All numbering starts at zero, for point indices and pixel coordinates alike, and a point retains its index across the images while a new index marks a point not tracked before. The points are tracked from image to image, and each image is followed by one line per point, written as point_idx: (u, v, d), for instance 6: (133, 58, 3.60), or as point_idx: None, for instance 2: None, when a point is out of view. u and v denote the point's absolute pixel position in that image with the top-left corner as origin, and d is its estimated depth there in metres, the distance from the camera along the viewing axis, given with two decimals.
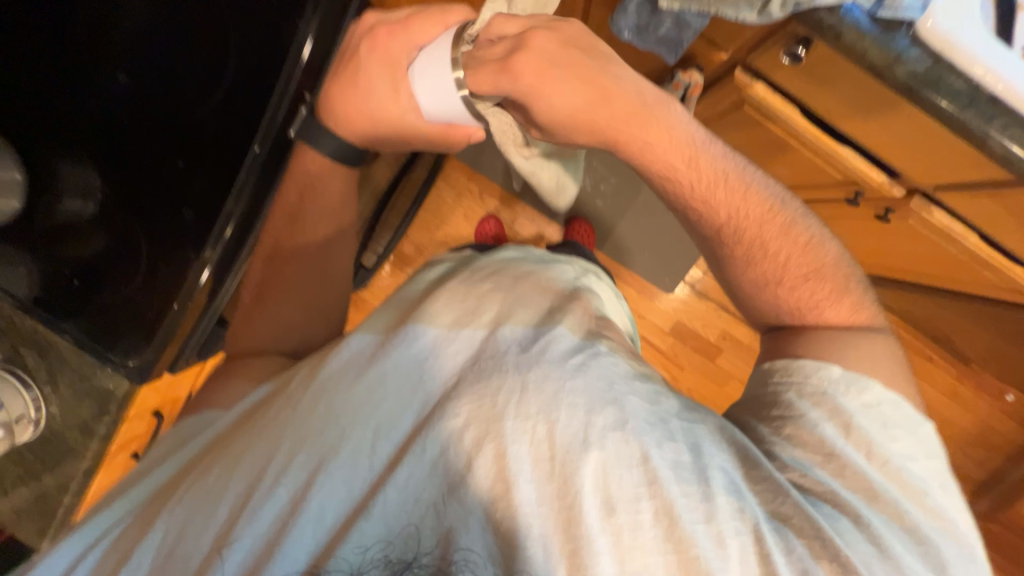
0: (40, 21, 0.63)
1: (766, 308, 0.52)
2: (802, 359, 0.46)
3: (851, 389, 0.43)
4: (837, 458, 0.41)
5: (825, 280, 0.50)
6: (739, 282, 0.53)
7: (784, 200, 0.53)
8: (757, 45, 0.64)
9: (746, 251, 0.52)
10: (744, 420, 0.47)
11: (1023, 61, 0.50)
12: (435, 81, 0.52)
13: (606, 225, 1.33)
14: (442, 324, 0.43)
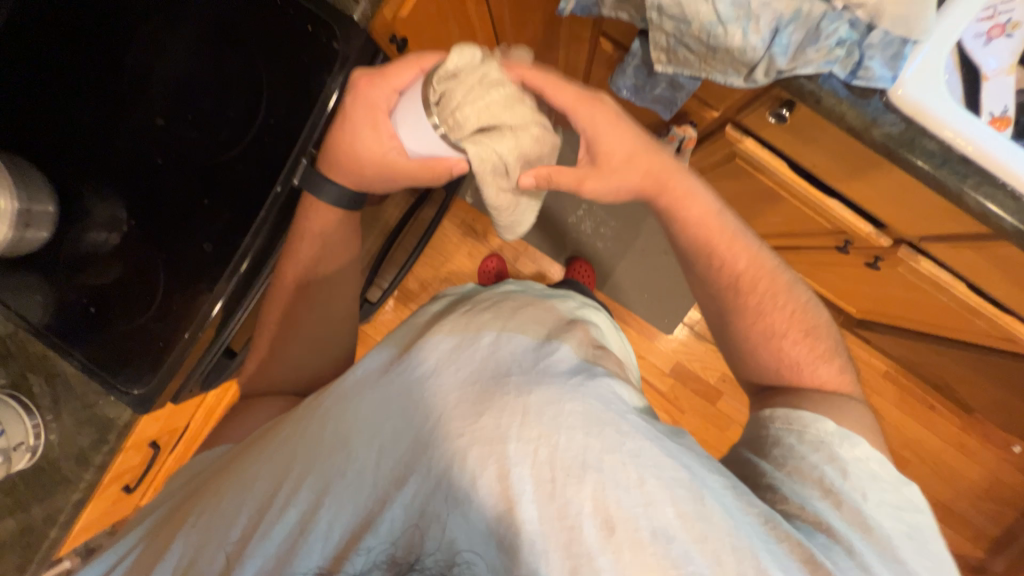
0: (81, 62, 0.67)
1: (770, 357, 0.54)
2: (801, 410, 0.49)
3: (845, 442, 0.45)
4: (834, 495, 0.43)
5: (820, 341, 0.54)
6: (746, 332, 0.56)
7: (781, 269, 0.59)
8: (745, 105, 0.69)
9: (755, 303, 0.56)
10: (747, 457, 0.49)
11: (988, 126, 0.54)
12: (415, 122, 0.49)
13: (606, 266, 1.37)
14: (445, 348, 0.44)
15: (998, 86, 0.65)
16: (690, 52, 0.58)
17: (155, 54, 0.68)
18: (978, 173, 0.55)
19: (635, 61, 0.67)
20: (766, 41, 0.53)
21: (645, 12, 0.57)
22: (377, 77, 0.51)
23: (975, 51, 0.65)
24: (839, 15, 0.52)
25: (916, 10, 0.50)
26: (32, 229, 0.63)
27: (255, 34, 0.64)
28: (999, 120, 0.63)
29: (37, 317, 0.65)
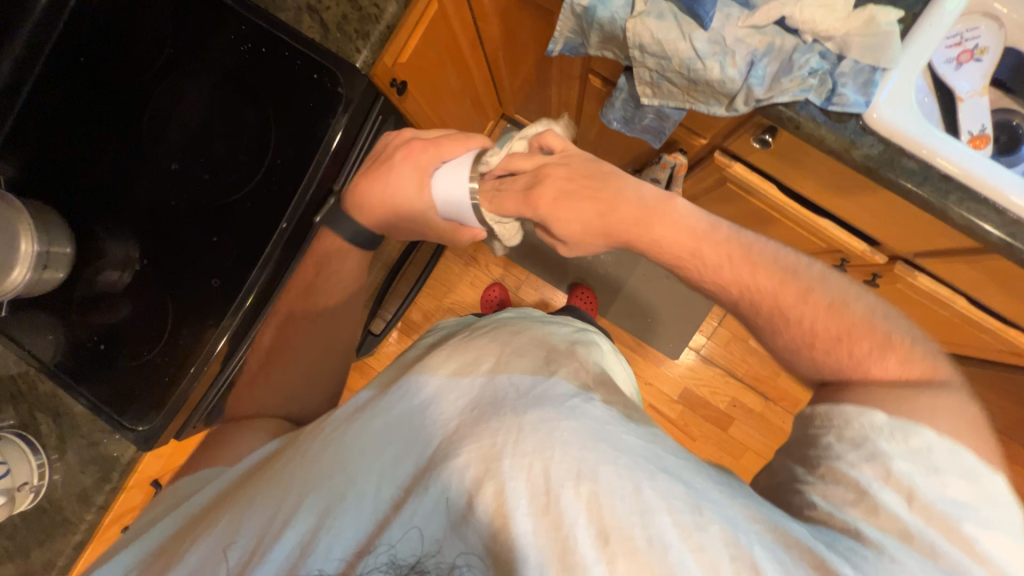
0: (101, 113, 0.70)
1: (811, 370, 0.50)
2: (842, 404, 0.44)
3: (896, 434, 0.40)
4: (870, 498, 0.38)
5: (865, 335, 0.47)
6: (776, 348, 0.53)
7: (799, 266, 0.52)
8: (730, 133, 0.72)
9: (768, 321, 0.52)
10: (783, 461, 0.45)
11: (963, 144, 0.56)
12: (452, 183, 0.67)
13: (608, 292, 1.38)
14: (443, 374, 0.45)
15: (974, 106, 0.68)
16: (673, 85, 0.61)
17: (170, 103, 0.69)
18: (960, 188, 0.56)
19: (622, 95, 0.71)
20: (743, 73, 0.56)
21: (627, 52, 0.61)
22: (429, 146, 0.68)
23: (948, 75, 0.68)
24: (810, 47, 0.55)
25: (882, 40, 0.53)
26: (49, 270, 0.67)
27: (264, 83, 0.68)
28: (977, 139, 0.67)
29: (49, 357, 0.69)
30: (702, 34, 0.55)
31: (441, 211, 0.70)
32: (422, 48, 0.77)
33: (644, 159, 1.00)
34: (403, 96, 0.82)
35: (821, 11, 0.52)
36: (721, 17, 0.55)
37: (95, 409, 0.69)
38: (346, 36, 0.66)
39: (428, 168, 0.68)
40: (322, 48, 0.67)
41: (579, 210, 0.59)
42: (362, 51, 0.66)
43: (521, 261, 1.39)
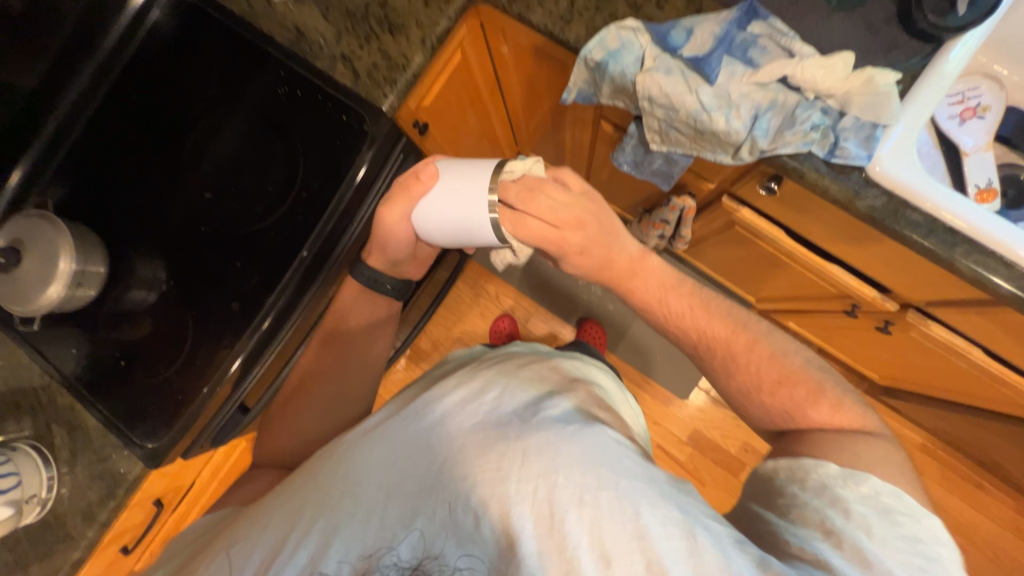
0: (145, 144, 0.76)
1: (758, 412, 0.60)
2: (802, 458, 0.49)
3: (848, 481, 0.45)
4: (836, 534, 0.42)
5: (800, 385, 0.57)
6: (729, 391, 0.62)
7: (748, 321, 0.63)
8: (737, 179, 0.74)
9: (724, 365, 0.61)
10: (755, 512, 0.49)
11: (968, 198, 0.57)
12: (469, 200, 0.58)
13: (618, 328, 1.37)
14: (451, 401, 0.46)
15: (979, 160, 0.69)
16: (681, 134, 0.64)
17: (209, 137, 0.75)
18: (966, 241, 0.57)
19: (632, 142, 0.74)
20: (748, 126, 0.58)
21: (637, 103, 0.64)
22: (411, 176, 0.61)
23: (952, 131, 0.70)
24: (812, 103, 0.57)
25: (881, 99, 0.55)
26: (82, 288, 0.70)
27: (296, 123, 0.73)
28: (983, 192, 0.68)
29: (72, 372, 0.72)
30: (708, 88, 0.58)
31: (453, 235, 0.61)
32: (444, 91, 0.83)
33: (655, 200, 1.03)
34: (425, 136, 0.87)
35: (822, 72, 0.55)
36: (725, 74, 0.59)
37: (109, 425, 0.71)
38: (375, 82, 0.71)
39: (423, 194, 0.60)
40: (351, 92, 0.71)
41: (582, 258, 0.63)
42: (389, 96, 0.71)
43: (531, 294, 1.40)
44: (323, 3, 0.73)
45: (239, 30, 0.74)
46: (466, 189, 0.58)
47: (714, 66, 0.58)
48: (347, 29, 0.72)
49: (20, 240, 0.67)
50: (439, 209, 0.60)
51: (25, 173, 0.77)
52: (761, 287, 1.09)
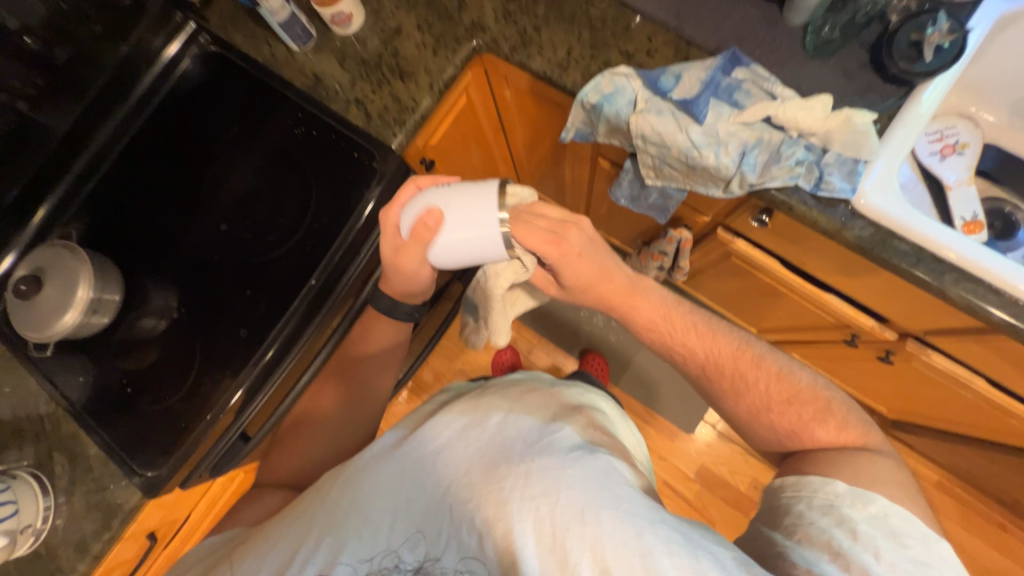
0: (166, 180, 0.80)
1: (767, 433, 0.62)
2: (809, 475, 0.53)
3: (857, 502, 0.48)
4: (844, 556, 0.45)
5: (807, 405, 0.60)
6: (737, 411, 0.63)
7: (751, 340, 0.65)
8: (729, 213, 0.77)
9: (732, 385, 0.62)
10: (761, 528, 0.53)
11: (953, 230, 0.59)
12: (476, 223, 0.56)
13: (620, 360, 1.37)
14: (456, 424, 0.47)
15: (962, 194, 0.72)
16: (674, 169, 0.68)
17: (228, 174, 0.79)
18: (953, 269, 0.59)
19: (628, 177, 0.78)
20: (736, 161, 0.61)
21: (631, 141, 0.68)
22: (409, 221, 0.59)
23: (933, 166, 0.73)
24: (796, 141, 0.61)
25: (860, 137, 0.59)
26: (97, 315, 0.72)
27: (311, 161, 0.78)
28: (969, 225, 0.70)
29: (78, 399, 0.73)
30: (698, 127, 0.62)
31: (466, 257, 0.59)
32: (449, 131, 0.88)
33: (653, 232, 1.06)
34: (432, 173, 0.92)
35: (802, 113, 0.59)
36: (713, 114, 0.63)
37: (110, 452, 0.71)
38: (385, 122, 0.76)
39: (426, 233, 0.59)
40: (363, 132, 0.76)
41: (582, 287, 0.65)
42: (398, 135, 0.76)
43: (533, 325, 1.41)
44: (340, 53, 0.79)
45: (261, 77, 0.80)
46: (476, 217, 0.56)
47: (702, 107, 0.62)
48: (360, 75, 0.78)
49: (42, 268, 0.70)
50: (455, 241, 0.58)
51: (49, 213, 0.80)
52: (762, 317, 1.10)
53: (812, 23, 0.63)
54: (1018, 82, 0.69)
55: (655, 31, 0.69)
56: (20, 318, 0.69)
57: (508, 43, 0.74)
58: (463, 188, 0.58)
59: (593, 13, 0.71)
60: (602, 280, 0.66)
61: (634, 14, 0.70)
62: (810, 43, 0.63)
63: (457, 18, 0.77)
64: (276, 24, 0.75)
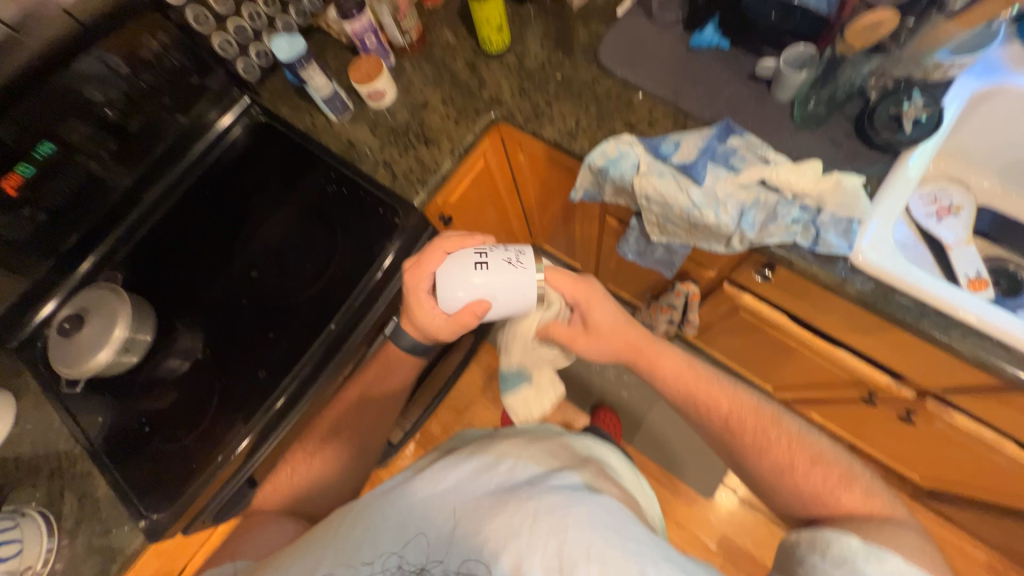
0: (206, 232, 0.87)
1: (792, 495, 0.60)
2: (824, 530, 0.50)
3: (870, 558, 0.47)
4: None
5: (832, 467, 0.59)
6: (761, 473, 0.62)
7: (767, 402, 0.66)
8: (733, 268, 0.80)
9: (754, 443, 0.62)
10: None
11: (957, 287, 0.60)
12: (519, 292, 0.61)
13: (632, 418, 1.34)
14: (465, 465, 0.47)
15: (963, 254, 0.74)
16: (677, 227, 0.72)
17: (262, 226, 0.86)
18: (959, 324, 0.59)
19: (634, 233, 0.82)
20: (735, 219, 0.65)
21: (636, 200, 0.73)
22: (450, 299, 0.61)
23: (931, 227, 0.76)
24: (791, 201, 0.65)
25: (851, 199, 0.62)
26: (128, 353, 0.76)
27: (339, 215, 0.84)
28: (976, 282, 0.72)
29: (95, 436, 0.75)
30: (697, 188, 0.67)
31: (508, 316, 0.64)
32: (467, 191, 0.95)
33: (661, 287, 1.08)
34: (449, 229, 0.97)
35: (795, 176, 0.64)
36: (712, 176, 0.67)
37: (119, 492, 0.72)
38: (409, 182, 0.83)
39: (470, 308, 0.61)
40: (388, 189, 0.83)
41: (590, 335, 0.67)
42: (420, 193, 0.83)
43: None
44: (372, 123, 0.89)
45: (301, 142, 0.89)
46: (519, 287, 0.60)
47: (700, 171, 0.68)
48: (389, 142, 0.87)
49: (87, 308, 0.76)
50: (500, 311, 0.62)
51: (94, 263, 0.86)
52: (776, 374, 1.08)
53: (796, 99, 0.70)
54: (1001, 150, 0.73)
55: (655, 105, 0.77)
56: (58, 355, 0.74)
57: (523, 115, 0.82)
58: (497, 257, 0.61)
59: (599, 90, 0.80)
60: (611, 330, 0.68)
61: (635, 91, 0.78)
62: (798, 114, 0.70)
63: (477, 94, 0.87)
64: (319, 98, 0.85)
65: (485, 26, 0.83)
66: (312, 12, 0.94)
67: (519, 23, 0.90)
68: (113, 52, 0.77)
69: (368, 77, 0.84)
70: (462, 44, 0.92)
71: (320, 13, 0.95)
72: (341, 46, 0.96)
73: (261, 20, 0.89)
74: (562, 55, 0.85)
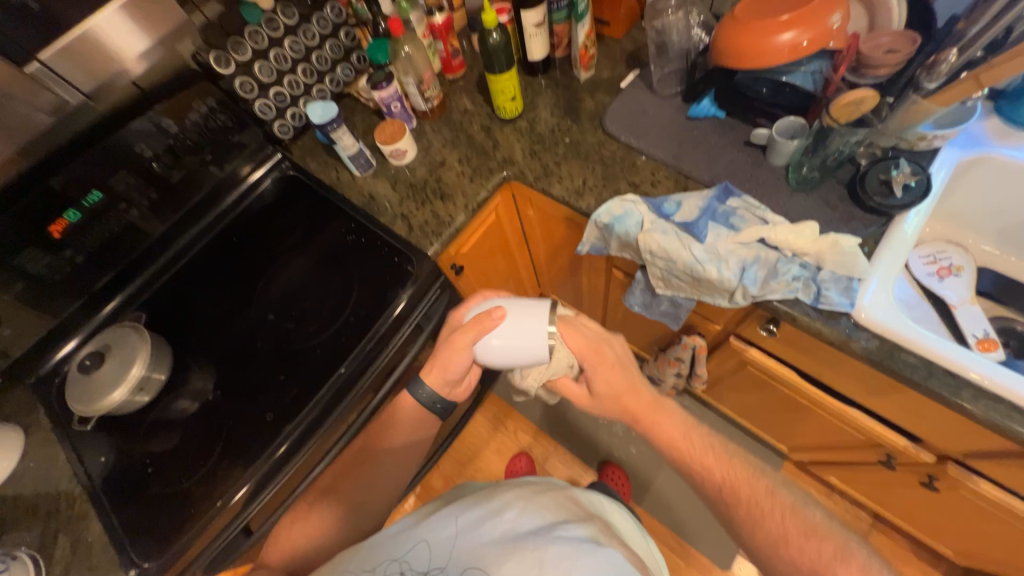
0: (229, 276, 0.91)
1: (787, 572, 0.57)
2: None
3: None
4: None
5: (827, 540, 0.57)
6: (754, 545, 0.60)
7: (763, 468, 0.64)
8: (738, 322, 0.81)
9: (746, 510, 0.60)
10: None
11: (971, 350, 0.60)
12: (529, 321, 0.64)
13: (640, 477, 1.29)
14: (472, 513, 0.51)
15: (969, 313, 0.75)
16: (681, 281, 0.74)
17: (281, 271, 0.90)
18: (968, 384, 0.59)
19: (640, 286, 0.84)
20: (737, 275, 0.68)
21: (640, 255, 0.76)
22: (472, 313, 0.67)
23: (934, 286, 0.77)
24: (791, 259, 0.67)
25: (850, 260, 0.64)
26: (141, 392, 0.78)
27: (356, 262, 0.88)
28: (984, 342, 0.71)
29: (97, 476, 0.75)
30: (699, 245, 0.70)
31: (506, 353, 0.65)
32: (479, 242, 0.99)
33: (667, 339, 1.09)
34: (461, 277, 1.01)
35: (792, 235, 0.66)
36: (713, 234, 0.70)
37: (113, 537, 0.70)
38: (425, 233, 0.88)
39: (480, 321, 0.65)
40: (404, 239, 0.87)
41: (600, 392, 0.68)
42: (434, 244, 0.87)
43: (550, 432, 1.38)
44: (393, 178, 0.95)
45: (326, 195, 0.96)
46: (531, 316, 0.64)
47: (702, 229, 0.71)
48: (408, 196, 0.93)
49: (108, 346, 0.79)
50: (503, 334, 0.64)
51: (119, 304, 0.90)
52: (789, 433, 1.05)
53: (791, 164, 0.75)
54: (994, 213, 0.76)
55: (657, 167, 0.82)
56: (76, 392, 0.76)
57: (534, 174, 0.88)
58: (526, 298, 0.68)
59: (605, 153, 0.86)
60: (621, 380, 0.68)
61: (639, 154, 0.84)
62: (792, 178, 0.74)
63: (491, 154, 0.94)
64: (345, 156, 0.92)
65: (501, 96, 0.91)
66: (345, 81, 1.04)
67: (531, 92, 0.98)
68: (167, 115, 0.85)
69: (392, 139, 0.91)
70: (478, 110, 1.00)
71: (352, 82, 1.05)
72: (369, 110, 1.06)
73: (300, 87, 0.97)
74: (570, 122, 0.92)
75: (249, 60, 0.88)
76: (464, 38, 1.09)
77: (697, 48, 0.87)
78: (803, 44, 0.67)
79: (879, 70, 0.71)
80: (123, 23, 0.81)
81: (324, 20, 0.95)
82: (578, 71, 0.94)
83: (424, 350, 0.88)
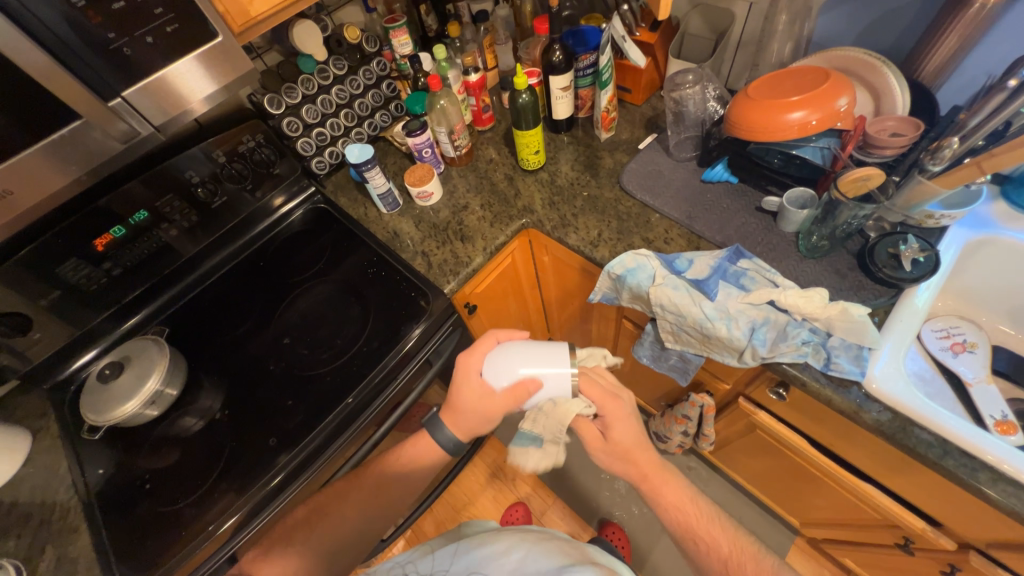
0: (253, 298, 0.95)
1: None
2: None
3: None
4: None
5: None
6: None
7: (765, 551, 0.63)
8: (748, 383, 0.81)
9: None
10: None
11: (1002, 439, 0.58)
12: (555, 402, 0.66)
13: (643, 541, 1.23)
14: (484, 551, 0.60)
15: (986, 393, 0.73)
16: (691, 336, 0.75)
17: (302, 296, 0.93)
18: (986, 467, 0.57)
19: (649, 338, 0.85)
20: (746, 335, 0.68)
21: (651, 308, 0.77)
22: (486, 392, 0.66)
23: (948, 361, 0.76)
24: (801, 323, 0.68)
25: (860, 326, 0.64)
26: (151, 407, 0.79)
27: (373, 294, 0.90)
28: (1003, 424, 0.69)
29: (94, 489, 0.75)
30: (710, 302, 0.71)
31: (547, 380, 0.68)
32: (494, 284, 1.02)
33: (675, 396, 1.07)
34: (473, 316, 1.02)
35: (802, 300, 0.66)
36: (723, 293, 0.72)
37: (100, 553, 0.69)
38: (442, 271, 0.91)
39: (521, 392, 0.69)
40: (422, 276, 0.90)
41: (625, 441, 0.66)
42: (451, 282, 0.89)
43: (552, 484, 1.33)
44: (417, 218, 1.00)
45: (353, 227, 1.01)
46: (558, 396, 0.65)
47: (712, 287, 0.72)
48: (430, 235, 0.97)
49: (129, 357, 0.81)
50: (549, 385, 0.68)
51: (145, 316, 0.94)
52: (801, 506, 1.01)
53: (801, 231, 0.78)
54: (1005, 293, 0.77)
55: (671, 225, 0.85)
56: (89, 401, 0.77)
57: (551, 223, 0.92)
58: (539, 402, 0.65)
59: (621, 208, 0.90)
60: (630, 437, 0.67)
61: (653, 212, 0.88)
62: (802, 245, 0.77)
63: (512, 202, 0.98)
64: (375, 194, 0.97)
65: (526, 150, 0.97)
66: (382, 126, 1.12)
67: (554, 147, 1.05)
68: (217, 147, 0.92)
69: (420, 181, 0.97)
70: (503, 160, 1.06)
71: (388, 128, 1.14)
72: (400, 153, 1.13)
73: (340, 129, 1.05)
74: (589, 177, 0.97)
75: (299, 102, 0.97)
76: (494, 94, 1.18)
77: (713, 118, 0.92)
78: (812, 122, 0.72)
79: (886, 151, 0.74)
80: (200, 69, 0.67)
81: (370, 73, 1.05)
82: (599, 132, 1.00)
83: (430, 385, 0.90)
